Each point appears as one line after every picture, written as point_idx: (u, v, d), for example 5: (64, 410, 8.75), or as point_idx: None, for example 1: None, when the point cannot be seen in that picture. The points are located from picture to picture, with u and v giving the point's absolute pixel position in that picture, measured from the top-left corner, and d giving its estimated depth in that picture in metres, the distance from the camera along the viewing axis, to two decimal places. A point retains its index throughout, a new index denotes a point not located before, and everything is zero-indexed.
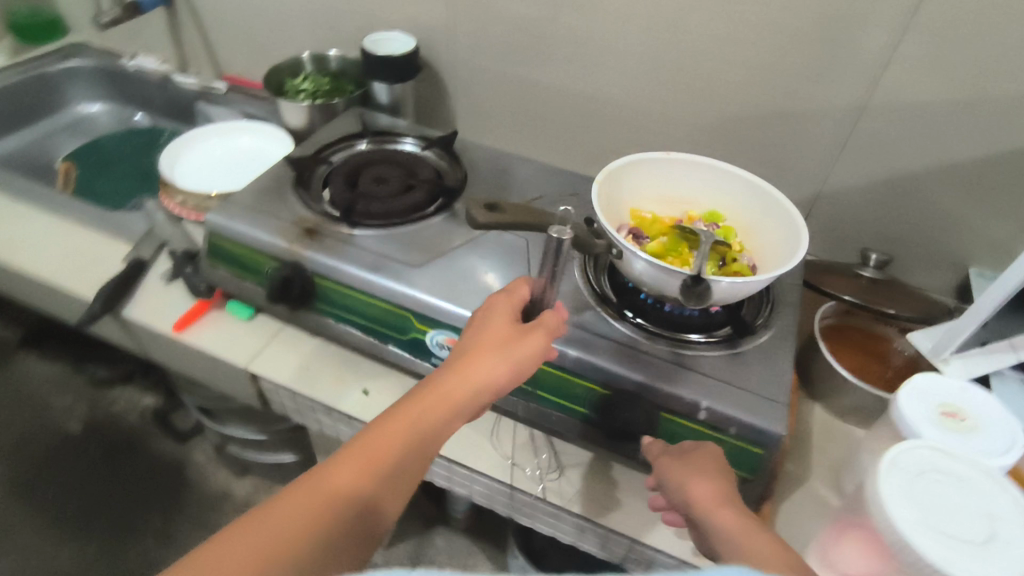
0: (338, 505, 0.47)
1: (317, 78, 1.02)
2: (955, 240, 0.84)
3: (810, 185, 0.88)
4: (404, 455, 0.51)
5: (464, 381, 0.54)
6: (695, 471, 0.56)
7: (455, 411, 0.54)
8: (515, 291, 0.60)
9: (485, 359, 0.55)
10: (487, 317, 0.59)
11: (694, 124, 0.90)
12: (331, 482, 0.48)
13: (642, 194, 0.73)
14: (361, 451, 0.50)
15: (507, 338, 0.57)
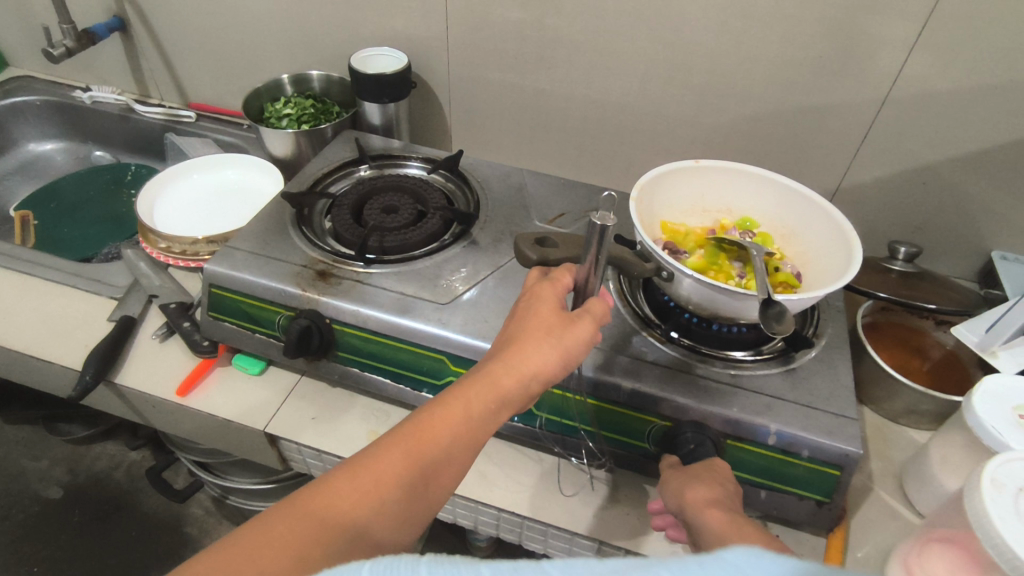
0: (362, 518, 0.42)
1: (299, 101, 0.95)
2: (978, 226, 0.83)
3: (827, 181, 0.86)
4: (439, 460, 0.45)
5: (506, 376, 0.47)
6: (693, 478, 0.52)
7: (497, 411, 0.47)
8: (560, 275, 0.52)
9: (531, 351, 0.48)
10: (531, 303, 0.51)
11: (707, 126, 0.87)
12: (355, 489, 0.42)
13: (674, 205, 0.70)
14: (391, 455, 0.44)
15: (554, 326, 0.49)
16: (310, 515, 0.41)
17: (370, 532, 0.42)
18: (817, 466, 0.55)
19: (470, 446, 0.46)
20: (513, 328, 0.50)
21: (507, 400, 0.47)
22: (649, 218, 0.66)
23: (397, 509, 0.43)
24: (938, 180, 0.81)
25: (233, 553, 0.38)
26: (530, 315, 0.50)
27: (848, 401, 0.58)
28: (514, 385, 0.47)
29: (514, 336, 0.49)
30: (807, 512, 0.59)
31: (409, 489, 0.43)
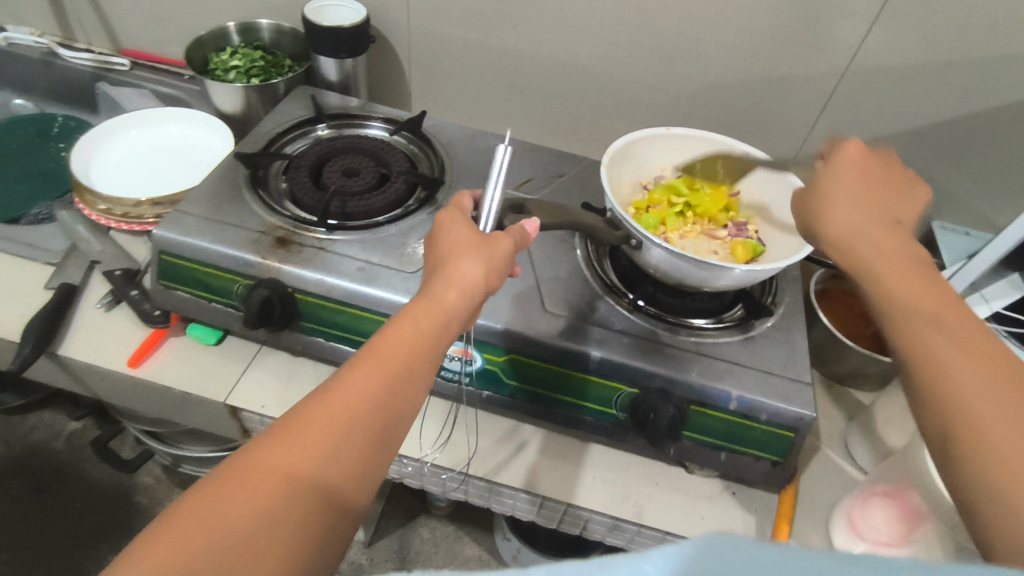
0: (329, 453, 0.39)
1: (247, 52, 0.89)
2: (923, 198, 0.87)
3: (786, 150, 0.88)
4: (396, 386, 0.43)
5: (448, 292, 0.46)
6: (850, 180, 0.50)
7: (447, 326, 0.46)
8: (457, 200, 0.53)
9: (464, 264, 0.47)
10: (446, 226, 0.50)
11: (673, 93, 0.87)
12: (310, 437, 0.39)
13: (643, 172, 0.70)
14: (349, 385, 0.41)
15: (475, 240, 0.48)
16: (267, 474, 0.38)
17: (332, 479, 0.39)
18: (774, 428, 0.58)
19: (429, 360, 0.45)
20: (436, 252, 0.49)
21: (454, 315, 0.46)
22: (619, 185, 0.67)
23: (367, 435, 0.41)
24: (889, 152, 0.84)
25: (193, 514, 0.35)
26: (445, 236, 0.49)
27: (803, 367, 0.61)
28: (457, 299, 0.46)
29: (442, 255, 0.48)
30: (763, 471, 0.62)
31: (372, 423, 0.41)
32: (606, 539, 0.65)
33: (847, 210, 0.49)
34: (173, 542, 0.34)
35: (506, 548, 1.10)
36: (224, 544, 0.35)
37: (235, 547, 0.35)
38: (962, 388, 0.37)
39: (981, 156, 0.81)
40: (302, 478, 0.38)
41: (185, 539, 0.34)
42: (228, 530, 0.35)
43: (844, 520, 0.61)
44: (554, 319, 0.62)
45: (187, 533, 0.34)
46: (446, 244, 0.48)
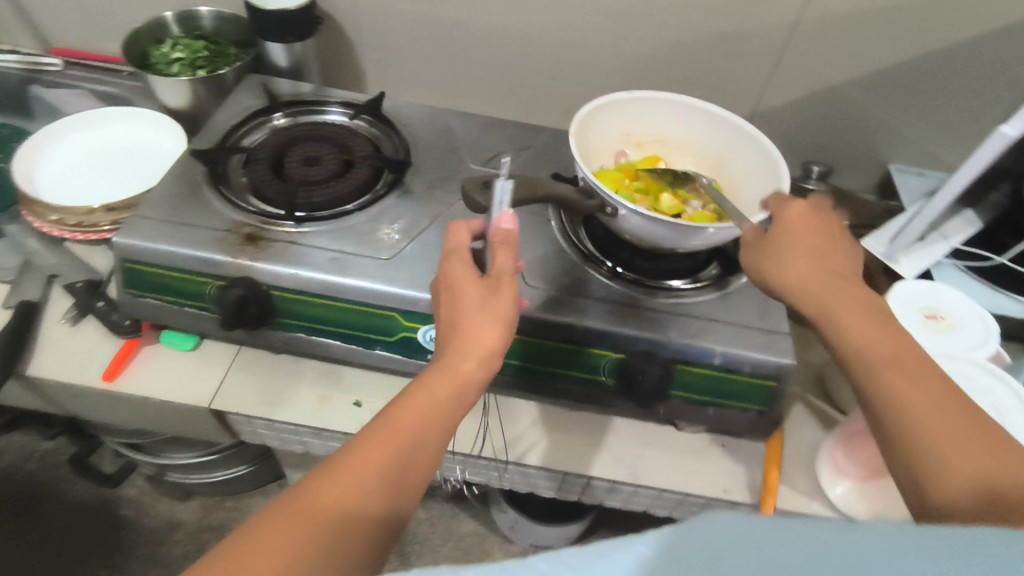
0: (344, 529, 0.39)
1: (189, 42, 0.85)
2: (879, 142, 0.89)
3: (744, 105, 0.89)
4: (411, 461, 0.43)
5: (465, 360, 0.46)
6: (802, 231, 0.51)
7: (463, 397, 0.46)
8: (451, 238, 0.52)
9: (483, 326, 0.47)
10: (450, 273, 0.50)
11: (631, 55, 0.86)
12: (321, 514, 0.38)
13: (609, 138, 0.70)
14: (365, 460, 0.41)
15: (487, 296, 0.48)
16: (281, 546, 0.36)
17: (349, 552, 0.38)
18: (758, 378, 0.60)
19: (442, 432, 0.45)
20: (449, 309, 0.49)
21: (471, 385, 0.46)
22: (587, 152, 0.67)
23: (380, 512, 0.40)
24: (844, 100, 0.86)
25: None
26: (457, 284, 0.49)
27: (780, 317, 0.63)
28: (474, 367, 0.46)
29: (458, 313, 0.48)
30: (749, 420, 0.64)
31: (387, 497, 0.41)
32: (604, 501, 0.67)
33: (799, 252, 0.49)
34: None
35: (502, 519, 1.12)
36: None
37: None
38: (920, 418, 0.41)
39: (929, 97, 0.84)
40: (314, 556, 0.37)
41: None
42: None
43: (828, 458, 0.64)
44: (534, 293, 0.62)
45: None
46: (460, 301, 0.48)
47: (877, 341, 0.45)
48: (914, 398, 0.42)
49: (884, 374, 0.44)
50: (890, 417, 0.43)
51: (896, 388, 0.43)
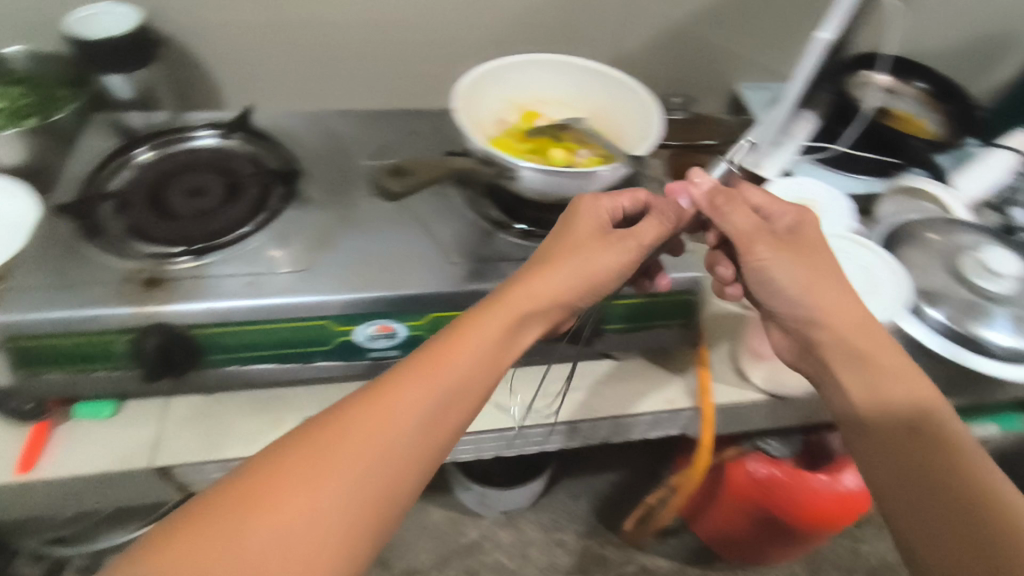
0: (397, 435, 0.43)
1: (8, 91, 0.76)
2: (722, 66, 0.98)
3: (601, 55, 0.95)
4: (462, 390, 0.46)
5: (525, 294, 0.51)
6: (818, 271, 0.55)
7: (518, 332, 0.51)
8: (617, 200, 0.59)
9: (559, 266, 0.53)
10: (573, 219, 0.57)
11: (488, 26, 0.89)
12: (381, 418, 0.43)
13: (487, 106, 0.72)
14: (427, 378, 0.45)
15: (586, 239, 0.55)
16: (347, 441, 0.42)
17: (399, 458, 0.43)
18: (676, 295, 0.66)
19: (495, 365, 0.49)
20: (552, 245, 0.56)
21: (527, 318, 0.51)
22: (474, 124, 0.68)
23: (430, 427, 0.44)
24: (685, 34, 0.94)
25: (284, 462, 0.41)
26: (574, 228, 0.56)
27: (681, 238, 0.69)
28: (536, 303, 0.52)
29: (551, 253, 0.55)
30: (677, 336, 0.70)
31: (437, 416, 0.45)
32: (568, 444, 0.71)
33: (816, 283, 0.54)
34: (261, 487, 0.39)
35: (469, 497, 1.15)
36: (297, 493, 0.39)
37: (310, 496, 0.39)
38: (911, 492, 0.45)
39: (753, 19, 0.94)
40: (370, 452, 0.42)
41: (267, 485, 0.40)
42: (304, 489, 0.40)
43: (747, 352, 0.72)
44: (460, 268, 0.64)
45: (272, 483, 0.40)
46: (561, 241, 0.56)
47: (892, 396, 0.49)
48: (925, 467, 0.46)
49: (900, 444, 0.47)
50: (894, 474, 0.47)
51: (902, 456, 0.47)
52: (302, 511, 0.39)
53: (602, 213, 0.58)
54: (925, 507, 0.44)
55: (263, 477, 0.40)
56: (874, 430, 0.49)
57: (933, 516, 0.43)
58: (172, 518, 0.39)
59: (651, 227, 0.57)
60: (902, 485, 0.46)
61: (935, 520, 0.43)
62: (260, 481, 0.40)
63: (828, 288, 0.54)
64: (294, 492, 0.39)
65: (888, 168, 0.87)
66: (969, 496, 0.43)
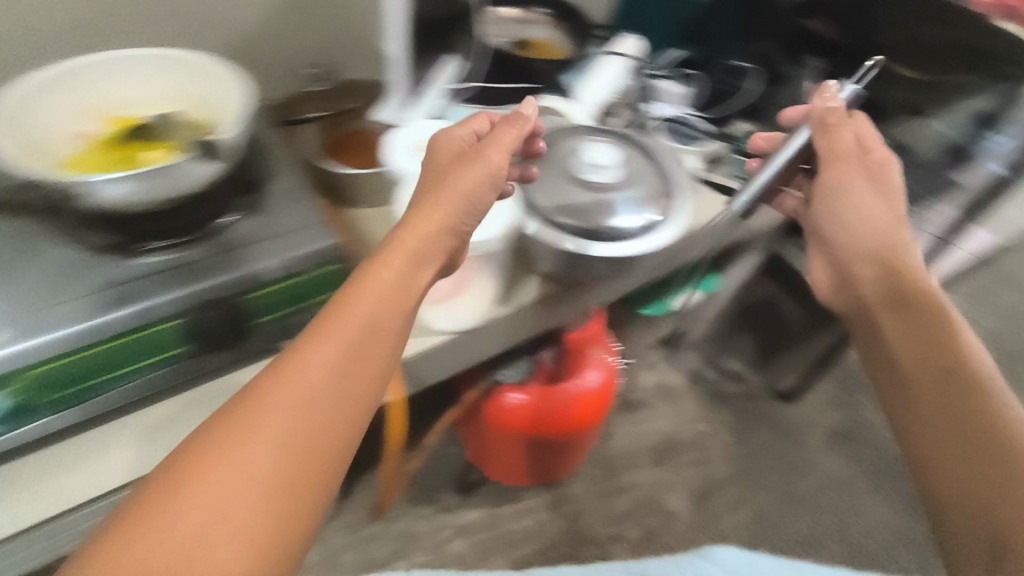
0: (314, 388, 0.47)
1: None
2: (361, 26, 0.95)
3: (220, 38, 0.85)
4: (382, 328, 0.53)
5: (408, 238, 0.59)
6: (879, 213, 0.71)
7: (417, 269, 0.58)
8: (478, 119, 0.69)
9: (438, 201, 0.61)
10: (436, 151, 0.66)
11: (57, 28, 0.74)
12: (304, 376, 0.48)
13: (54, 125, 0.64)
14: (338, 329, 0.51)
15: (456, 159, 0.64)
16: (286, 395, 0.46)
17: (332, 405, 0.48)
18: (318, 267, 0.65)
19: (401, 307, 0.55)
20: (427, 177, 0.64)
21: (421, 254, 0.59)
22: (34, 148, 0.60)
23: (359, 369, 0.50)
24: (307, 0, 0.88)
25: (216, 431, 0.44)
26: (439, 152, 0.65)
27: (309, 211, 0.68)
28: (420, 241, 0.59)
29: (424, 189, 0.63)
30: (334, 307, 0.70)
31: (363, 351, 0.51)
32: None
33: (866, 228, 0.71)
34: (212, 459, 0.43)
35: None
36: (259, 449, 0.44)
37: (269, 446, 0.44)
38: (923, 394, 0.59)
39: None
40: (310, 399, 0.47)
41: (206, 455, 0.43)
42: (262, 446, 0.44)
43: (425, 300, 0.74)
44: (58, 310, 0.56)
45: (220, 459, 0.43)
46: (433, 169, 0.64)
47: (923, 309, 0.63)
48: (919, 376, 0.60)
49: (945, 351, 0.60)
50: (894, 374, 0.62)
51: (919, 370, 0.60)
52: (249, 457, 0.43)
53: (456, 141, 0.67)
54: (932, 416, 0.57)
55: (206, 454, 0.43)
56: (890, 347, 0.64)
57: (943, 431, 0.56)
58: (107, 528, 0.40)
59: (509, 133, 0.66)
60: (925, 381, 0.59)
61: (939, 423, 0.57)
62: (208, 451, 0.43)
63: (869, 220, 0.71)
64: (262, 447, 0.44)
65: (516, 93, 0.95)
66: (973, 414, 0.55)
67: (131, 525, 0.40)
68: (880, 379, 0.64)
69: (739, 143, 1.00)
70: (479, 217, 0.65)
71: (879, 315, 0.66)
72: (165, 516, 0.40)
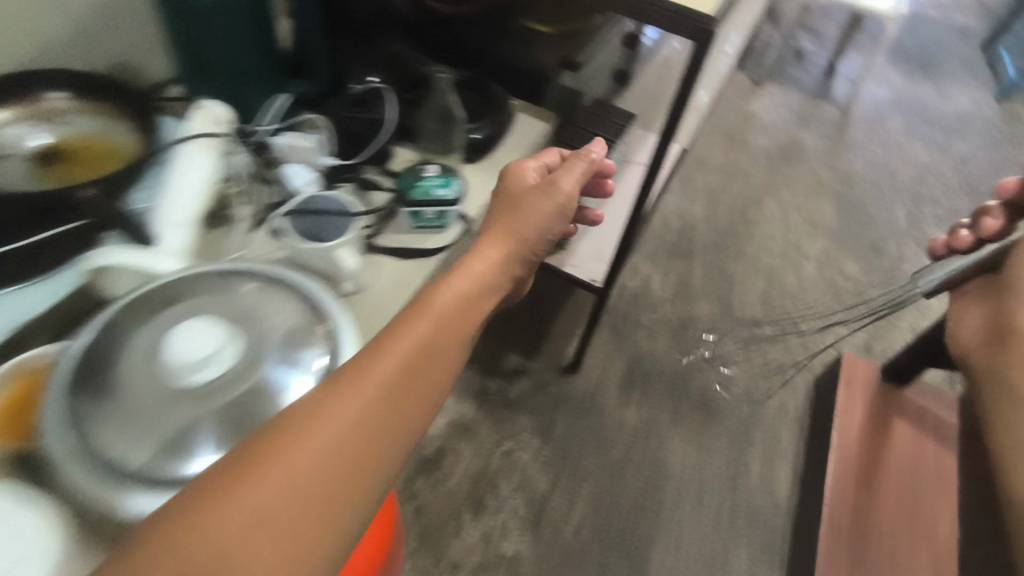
0: (390, 366, 0.50)
1: None
2: None
3: None
4: (454, 327, 0.57)
5: (494, 247, 0.71)
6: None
7: (485, 292, 0.66)
8: (547, 155, 0.84)
9: (509, 231, 0.73)
10: (510, 175, 0.81)
11: None
12: (367, 378, 0.48)
13: None
14: (432, 304, 0.58)
15: (529, 190, 0.78)
16: (356, 387, 0.47)
17: (397, 427, 0.48)
18: None
19: (465, 325, 0.59)
20: (509, 194, 0.79)
21: (494, 280, 0.68)
22: None
23: (429, 385, 0.52)
24: None
25: (294, 419, 0.45)
26: (512, 181, 0.80)
27: None
28: (499, 252, 0.71)
29: (517, 203, 0.77)
30: None
31: (437, 350, 0.54)
32: None
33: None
34: (300, 427, 0.44)
35: None
36: (295, 467, 0.42)
37: (308, 462, 0.42)
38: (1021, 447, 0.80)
39: None
40: (375, 418, 0.47)
41: (256, 467, 0.41)
42: (307, 457, 0.43)
43: None
44: None
45: (291, 450, 0.43)
46: (510, 190, 0.79)
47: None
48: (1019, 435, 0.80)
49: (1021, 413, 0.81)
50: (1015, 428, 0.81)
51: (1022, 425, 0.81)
52: (298, 464, 0.42)
53: (526, 174, 0.82)
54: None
55: (293, 424, 0.44)
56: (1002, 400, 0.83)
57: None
58: (192, 488, 0.41)
59: (577, 167, 0.81)
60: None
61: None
62: (297, 419, 0.45)
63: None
64: (314, 449, 0.43)
65: (60, 245, 0.73)
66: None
67: (193, 522, 0.38)
68: (982, 372, 0.87)
69: (407, 179, 0.84)
70: (534, 250, 0.76)
71: (1012, 326, 0.84)
72: (216, 517, 0.39)
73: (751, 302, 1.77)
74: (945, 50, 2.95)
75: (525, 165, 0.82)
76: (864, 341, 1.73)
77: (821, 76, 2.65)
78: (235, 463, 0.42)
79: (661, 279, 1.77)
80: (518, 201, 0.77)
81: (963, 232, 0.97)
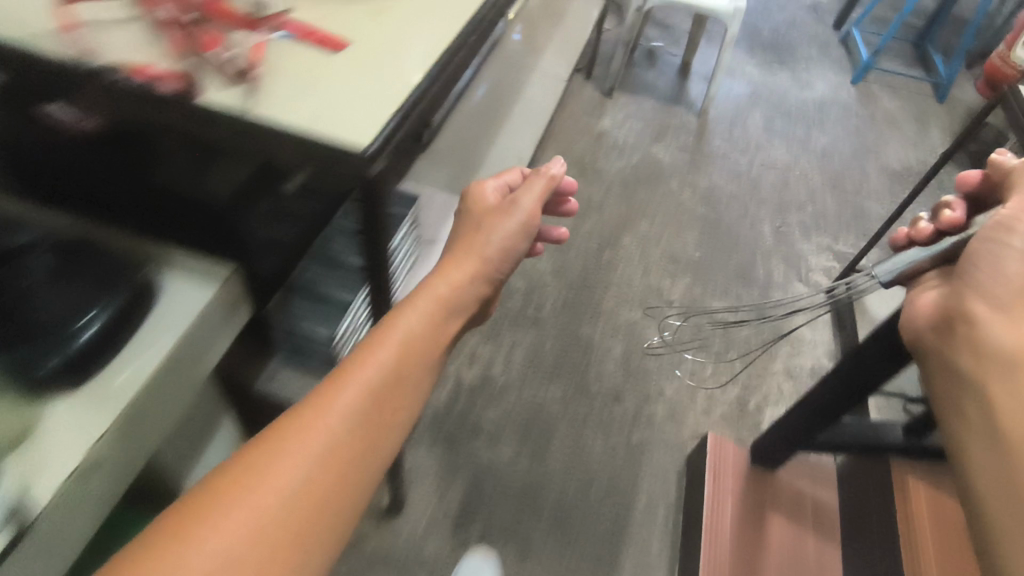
0: (336, 426, 0.60)
1: None
2: None
3: None
4: (411, 368, 0.67)
5: (453, 265, 0.76)
6: None
7: (440, 326, 0.73)
8: (513, 171, 0.88)
9: (473, 242, 0.78)
10: (471, 202, 0.85)
11: None
12: (326, 425, 0.59)
13: None
14: (395, 341, 0.68)
15: (488, 211, 0.82)
16: (319, 438, 0.58)
17: (356, 459, 0.60)
18: None
19: (420, 365, 0.69)
20: (476, 208, 0.84)
21: (452, 309, 0.74)
22: None
23: (376, 424, 0.63)
24: None
25: (257, 459, 0.56)
26: (479, 195, 0.84)
27: None
28: (467, 275, 0.76)
29: (478, 219, 0.82)
30: None
31: (398, 396, 0.65)
32: None
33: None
34: (250, 474, 0.55)
35: None
36: (252, 511, 0.53)
37: (271, 512, 0.53)
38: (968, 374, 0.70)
39: None
40: (342, 466, 0.59)
41: (216, 502, 0.53)
42: (270, 497, 0.54)
43: None
44: None
45: (252, 488, 0.54)
46: (472, 209, 0.83)
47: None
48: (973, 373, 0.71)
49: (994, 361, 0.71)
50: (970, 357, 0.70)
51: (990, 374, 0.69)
52: (250, 509, 0.53)
53: (487, 193, 0.85)
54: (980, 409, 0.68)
55: (251, 464, 0.56)
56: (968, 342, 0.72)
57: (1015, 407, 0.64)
58: (166, 516, 0.52)
59: (535, 185, 0.82)
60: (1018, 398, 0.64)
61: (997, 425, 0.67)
62: (252, 461, 0.56)
63: None
64: (264, 498, 0.54)
65: None
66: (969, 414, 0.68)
67: (175, 530, 0.51)
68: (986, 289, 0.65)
69: None
70: (499, 272, 0.79)
71: (965, 310, 0.65)
72: (182, 549, 0.50)
73: (608, 372, 1.53)
74: (800, 31, 2.85)
75: (487, 186, 0.85)
76: (738, 398, 1.54)
77: (676, 77, 2.47)
78: (202, 505, 0.53)
79: (507, 360, 1.51)
80: (477, 223, 0.81)
81: (920, 221, 0.79)
